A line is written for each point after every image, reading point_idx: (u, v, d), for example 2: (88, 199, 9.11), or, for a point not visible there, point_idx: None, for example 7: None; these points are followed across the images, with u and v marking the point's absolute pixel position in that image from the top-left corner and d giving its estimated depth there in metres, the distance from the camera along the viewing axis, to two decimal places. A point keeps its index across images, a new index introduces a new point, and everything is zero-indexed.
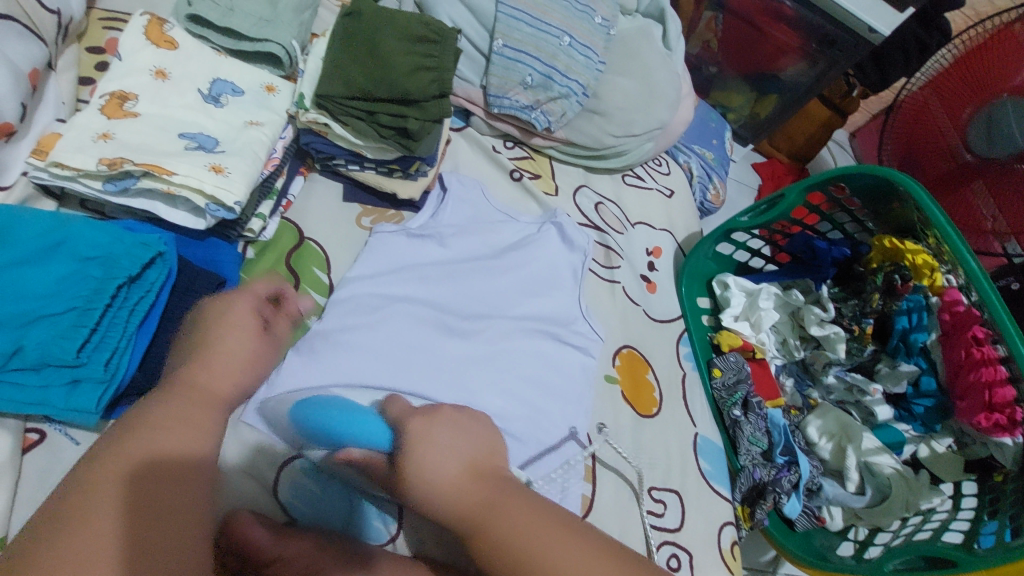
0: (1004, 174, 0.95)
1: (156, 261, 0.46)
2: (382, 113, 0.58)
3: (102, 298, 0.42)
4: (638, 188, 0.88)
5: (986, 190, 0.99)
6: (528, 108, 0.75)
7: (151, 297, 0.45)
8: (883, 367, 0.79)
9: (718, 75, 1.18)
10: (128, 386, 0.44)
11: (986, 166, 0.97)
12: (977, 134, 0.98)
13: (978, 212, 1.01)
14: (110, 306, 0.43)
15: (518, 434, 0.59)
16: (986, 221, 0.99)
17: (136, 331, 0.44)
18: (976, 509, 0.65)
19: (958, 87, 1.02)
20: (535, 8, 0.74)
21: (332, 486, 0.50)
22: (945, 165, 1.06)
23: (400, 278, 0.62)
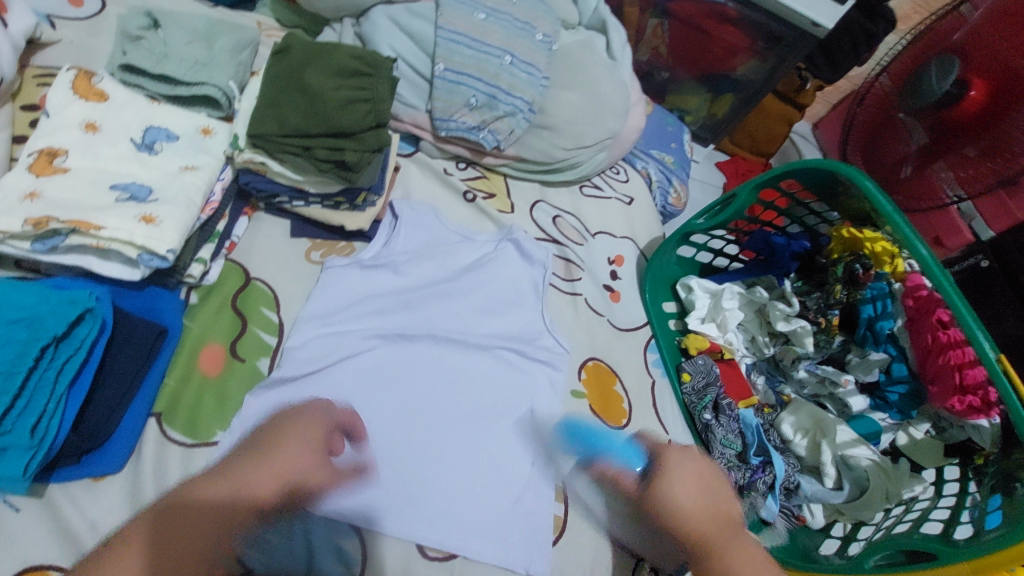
0: (952, 142, 0.94)
1: (86, 317, 0.45)
2: (318, 147, 0.57)
3: (27, 361, 0.40)
4: (596, 198, 0.88)
5: (949, 171, 0.99)
6: (476, 129, 0.75)
7: (82, 354, 0.44)
8: (853, 357, 0.79)
9: (671, 80, 1.18)
10: (61, 449, 0.43)
11: (939, 144, 0.97)
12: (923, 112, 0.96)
13: (937, 186, 1.02)
14: (36, 367, 0.41)
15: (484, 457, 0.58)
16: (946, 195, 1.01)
17: (66, 392, 0.43)
18: (956, 495, 0.64)
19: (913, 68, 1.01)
20: (474, 30, 0.75)
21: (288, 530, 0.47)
22: (904, 150, 1.05)
23: (354, 310, 0.62)
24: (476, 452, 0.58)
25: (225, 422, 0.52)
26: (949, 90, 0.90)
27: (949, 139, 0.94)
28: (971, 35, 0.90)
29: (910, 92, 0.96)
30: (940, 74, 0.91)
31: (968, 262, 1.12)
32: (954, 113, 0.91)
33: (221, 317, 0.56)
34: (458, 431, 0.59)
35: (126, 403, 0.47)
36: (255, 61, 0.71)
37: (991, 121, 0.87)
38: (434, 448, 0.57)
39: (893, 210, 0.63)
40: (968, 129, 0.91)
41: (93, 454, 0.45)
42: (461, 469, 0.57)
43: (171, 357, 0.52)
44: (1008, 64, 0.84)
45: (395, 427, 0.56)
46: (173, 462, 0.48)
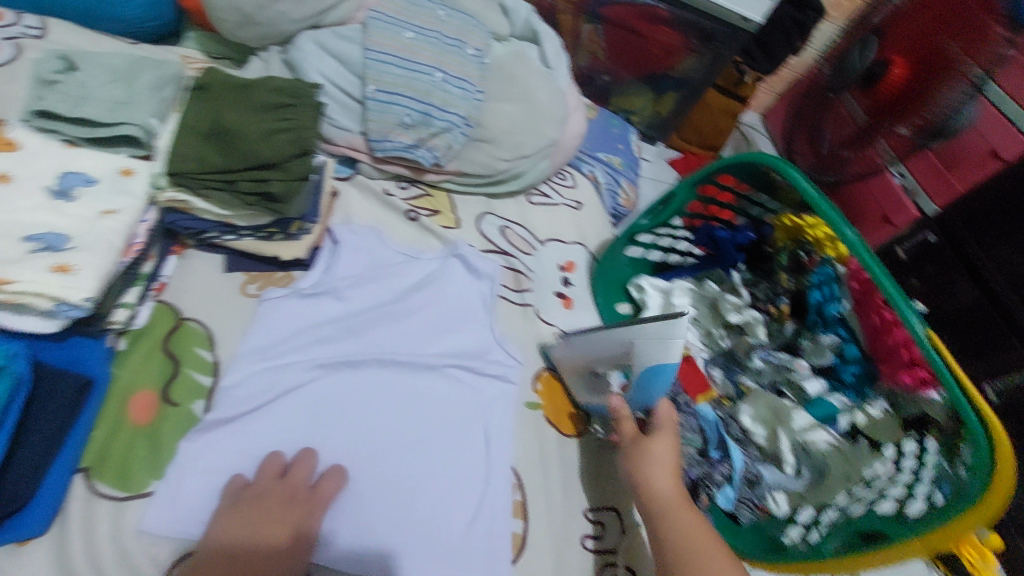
0: (888, 119, 0.94)
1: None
2: (242, 180, 0.56)
3: None
4: (544, 205, 0.89)
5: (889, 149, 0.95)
6: (413, 147, 0.75)
7: None
8: (806, 342, 0.80)
9: (613, 83, 1.19)
10: None
11: (877, 119, 0.96)
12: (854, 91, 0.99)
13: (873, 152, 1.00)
14: None
15: (439, 478, 0.57)
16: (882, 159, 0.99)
17: None
18: (912, 470, 0.62)
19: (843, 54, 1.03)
20: (403, 49, 0.74)
21: None
22: (847, 131, 1.03)
23: (295, 342, 0.61)
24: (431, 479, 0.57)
25: (161, 469, 0.50)
26: (872, 68, 0.94)
27: (880, 117, 0.95)
28: (889, 21, 0.94)
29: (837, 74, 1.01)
30: (861, 52, 0.97)
31: (917, 238, 1.13)
32: (884, 91, 0.93)
33: (151, 361, 0.55)
34: (412, 456, 0.57)
35: (49, 461, 0.45)
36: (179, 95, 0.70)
37: (920, 95, 0.89)
38: (385, 477, 0.55)
39: (817, 197, 0.64)
40: (898, 107, 0.93)
41: (14, 518, 0.43)
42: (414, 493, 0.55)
43: (98, 409, 0.50)
44: (927, 42, 0.87)
45: (344, 458, 0.55)
46: (105, 518, 0.46)
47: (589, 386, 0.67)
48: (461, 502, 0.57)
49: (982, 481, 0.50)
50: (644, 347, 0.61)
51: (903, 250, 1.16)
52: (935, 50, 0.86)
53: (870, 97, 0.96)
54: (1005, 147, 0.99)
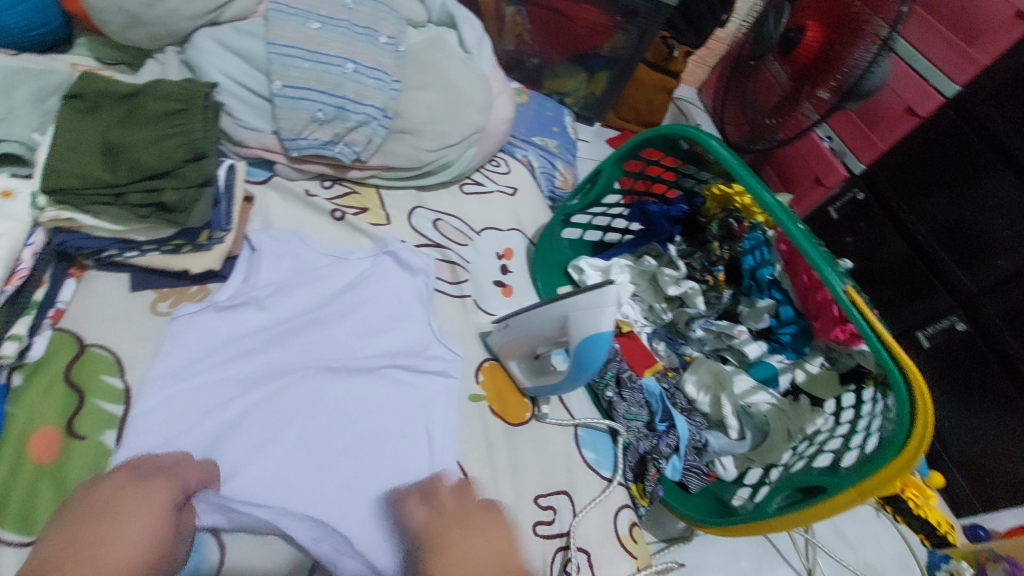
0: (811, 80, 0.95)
1: None
2: (131, 193, 0.53)
3: None
4: (477, 194, 0.87)
5: (812, 108, 0.95)
6: (330, 143, 0.72)
7: None
8: (743, 308, 0.82)
9: (543, 65, 1.18)
10: None
11: (797, 82, 0.98)
12: (777, 56, 1.02)
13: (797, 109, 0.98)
14: None
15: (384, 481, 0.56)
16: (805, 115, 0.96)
17: None
18: (850, 421, 0.65)
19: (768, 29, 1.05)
20: (309, 41, 0.70)
21: None
22: (775, 98, 1.04)
23: (216, 358, 0.57)
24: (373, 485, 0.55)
25: None
26: (789, 34, 0.98)
27: (801, 81, 0.97)
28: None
29: (757, 41, 1.06)
30: (776, 20, 1.02)
31: (847, 197, 1.17)
32: (804, 56, 0.95)
33: (52, 394, 0.50)
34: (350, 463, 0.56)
35: None
36: None
37: (833, 53, 0.90)
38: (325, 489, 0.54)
39: (735, 163, 0.63)
40: (817, 69, 0.93)
41: None
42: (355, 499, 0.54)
43: None
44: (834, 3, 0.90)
45: (278, 473, 0.53)
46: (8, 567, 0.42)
47: (533, 368, 0.68)
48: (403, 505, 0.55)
49: (905, 430, 0.52)
50: (576, 321, 0.59)
51: (835, 210, 1.20)
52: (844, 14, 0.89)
53: (792, 65, 0.98)
54: (920, 103, 1.02)
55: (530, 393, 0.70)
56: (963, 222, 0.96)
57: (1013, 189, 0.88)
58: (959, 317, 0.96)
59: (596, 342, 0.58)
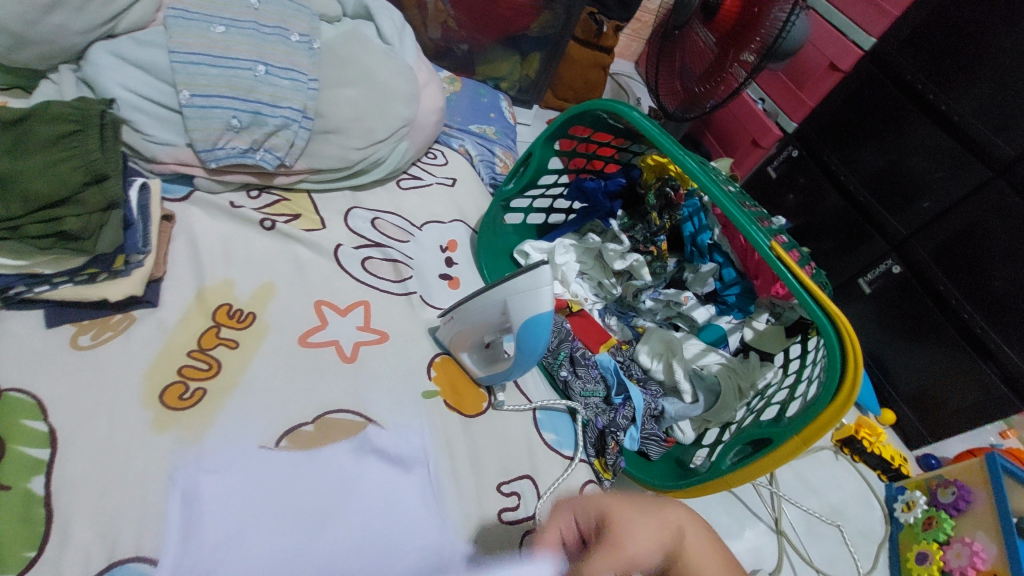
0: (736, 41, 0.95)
1: None
2: (30, 224, 0.50)
3: None
4: (416, 188, 0.86)
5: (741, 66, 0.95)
6: (250, 151, 0.69)
7: None
8: (688, 275, 0.84)
9: (473, 51, 1.17)
10: None
11: (724, 45, 0.98)
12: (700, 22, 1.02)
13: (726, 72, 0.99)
14: None
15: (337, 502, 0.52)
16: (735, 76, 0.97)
17: None
18: (796, 371, 0.67)
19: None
20: (214, 46, 0.67)
21: None
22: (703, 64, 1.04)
23: (151, 389, 0.55)
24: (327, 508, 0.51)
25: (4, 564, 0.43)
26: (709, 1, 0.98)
27: (726, 45, 0.97)
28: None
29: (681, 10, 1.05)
30: None
31: (783, 155, 1.21)
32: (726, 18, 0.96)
33: None
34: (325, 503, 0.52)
35: None
36: None
37: (754, 13, 0.91)
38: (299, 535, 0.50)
39: (659, 132, 0.63)
40: (740, 31, 0.94)
41: None
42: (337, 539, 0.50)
43: None
44: None
45: (245, 520, 0.49)
46: None
47: (486, 357, 0.69)
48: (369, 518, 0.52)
49: (838, 375, 0.54)
50: (516, 305, 0.59)
51: (773, 169, 1.23)
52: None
53: (717, 29, 0.99)
54: (841, 58, 1.05)
55: (485, 382, 0.70)
56: (890, 169, 0.99)
57: (930, 133, 0.92)
58: (894, 260, 1.00)
59: (537, 323, 0.59)
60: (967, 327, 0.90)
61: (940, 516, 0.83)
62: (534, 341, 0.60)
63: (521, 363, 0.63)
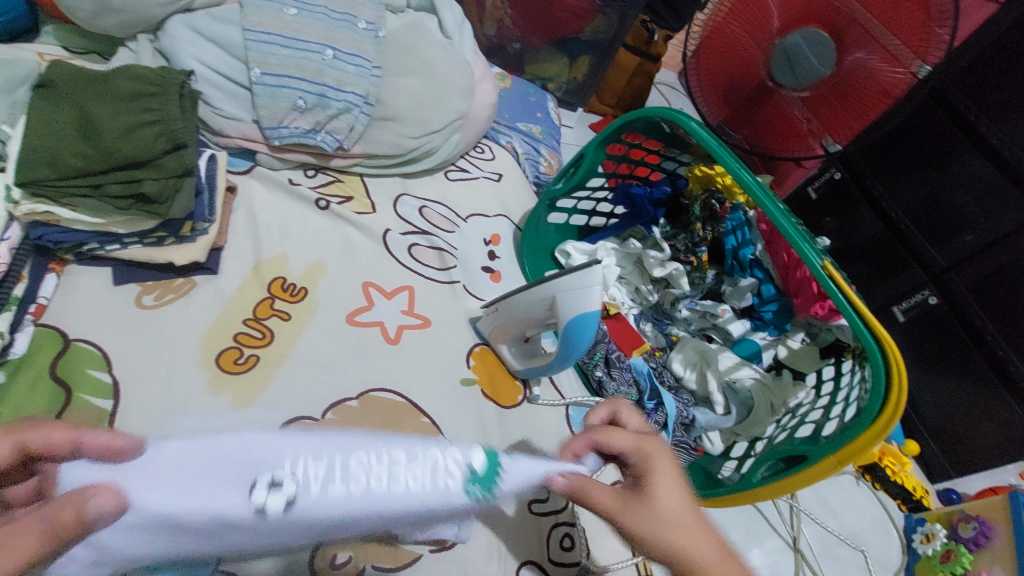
0: (817, 95, 0.93)
1: None
2: (111, 183, 0.52)
3: None
4: (463, 180, 0.87)
5: (799, 101, 0.95)
6: (312, 132, 0.71)
7: None
8: (727, 287, 0.84)
9: (525, 49, 1.18)
10: None
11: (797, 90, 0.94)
12: (775, 64, 0.93)
13: (793, 117, 0.98)
14: None
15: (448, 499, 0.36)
16: (802, 124, 0.98)
17: None
18: (830, 394, 0.68)
19: (763, 20, 0.92)
20: (286, 27, 0.69)
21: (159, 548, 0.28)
22: (747, 87, 1.01)
23: (207, 352, 0.57)
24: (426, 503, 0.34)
25: None
26: (817, 67, 0.88)
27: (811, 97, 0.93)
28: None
29: (778, 58, 0.92)
30: (812, 50, 0.87)
31: (825, 177, 1.19)
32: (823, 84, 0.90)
33: (37, 391, 0.49)
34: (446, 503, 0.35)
35: None
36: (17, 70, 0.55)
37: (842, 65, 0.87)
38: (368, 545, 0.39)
39: (716, 143, 0.63)
40: (833, 90, 0.90)
41: None
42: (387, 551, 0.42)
43: None
44: (836, 9, 0.84)
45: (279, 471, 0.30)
46: None
47: (523, 351, 0.70)
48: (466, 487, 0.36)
49: (880, 398, 0.54)
50: (564, 302, 0.60)
51: (813, 190, 1.22)
52: (856, 33, 0.83)
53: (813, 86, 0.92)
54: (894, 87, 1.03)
55: (521, 375, 0.71)
56: (934, 199, 0.98)
57: (977, 166, 0.91)
58: (931, 291, 0.98)
59: (580, 320, 0.59)
60: (1001, 364, 0.89)
61: (959, 550, 0.82)
62: (581, 331, 0.60)
63: (564, 358, 0.64)
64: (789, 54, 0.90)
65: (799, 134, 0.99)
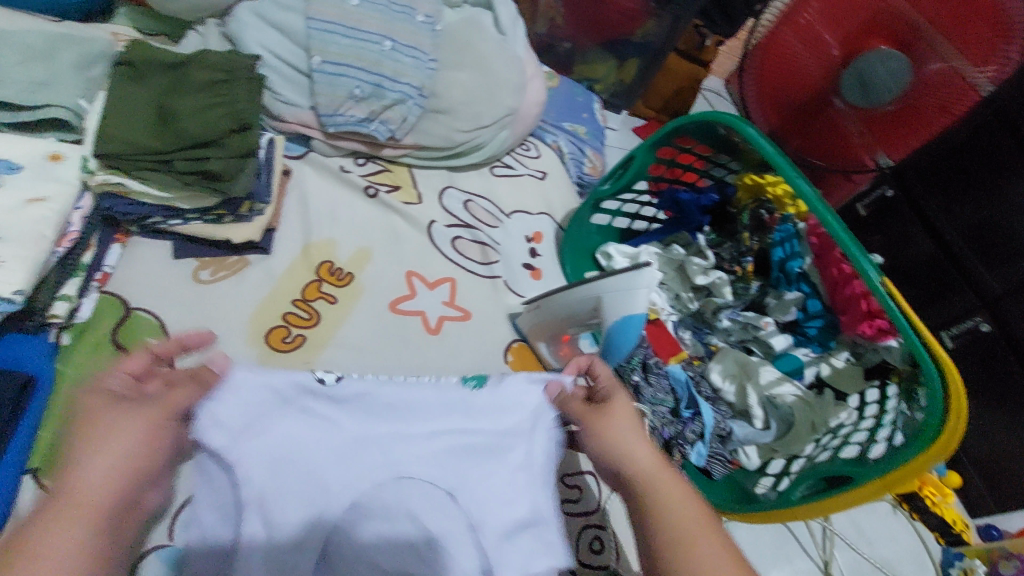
0: (882, 118, 0.89)
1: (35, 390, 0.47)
2: (178, 160, 0.54)
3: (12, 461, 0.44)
4: (508, 176, 0.87)
5: (856, 115, 0.92)
6: (366, 121, 0.72)
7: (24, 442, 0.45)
8: (771, 300, 0.82)
9: (574, 50, 1.18)
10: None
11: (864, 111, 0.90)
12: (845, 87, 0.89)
13: (846, 130, 0.95)
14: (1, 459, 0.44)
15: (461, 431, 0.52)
16: (855, 138, 0.94)
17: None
18: (875, 417, 0.66)
19: (825, 37, 0.88)
20: (347, 17, 0.70)
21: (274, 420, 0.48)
22: (803, 96, 0.97)
23: (256, 330, 0.59)
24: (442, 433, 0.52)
25: None
26: (893, 92, 0.84)
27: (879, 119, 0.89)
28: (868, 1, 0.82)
29: (851, 84, 0.87)
30: (888, 72, 0.83)
31: (876, 194, 1.13)
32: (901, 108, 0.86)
33: (101, 354, 0.52)
34: (459, 402, 0.53)
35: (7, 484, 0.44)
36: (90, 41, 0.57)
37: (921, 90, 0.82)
38: (413, 501, 0.48)
39: (776, 153, 0.62)
40: (909, 114, 0.86)
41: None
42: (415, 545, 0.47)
43: (44, 407, 0.47)
44: (915, 32, 0.79)
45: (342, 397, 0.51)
46: None
47: (560, 349, 0.70)
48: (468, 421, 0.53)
49: (935, 423, 0.52)
50: (610, 303, 0.59)
51: (863, 207, 1.17)
52: (921, 45, 0.79)
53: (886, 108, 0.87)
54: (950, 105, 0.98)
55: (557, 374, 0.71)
56: (990, 223, 0.93)
57: None
58: (983, 318, 0.94)
59: (624, 323, 0.59)
60: None
61: None
62: (627, 330, 0.59)
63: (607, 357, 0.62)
64: (859, 73, 0.85)
65: (851, 147, 0.96)
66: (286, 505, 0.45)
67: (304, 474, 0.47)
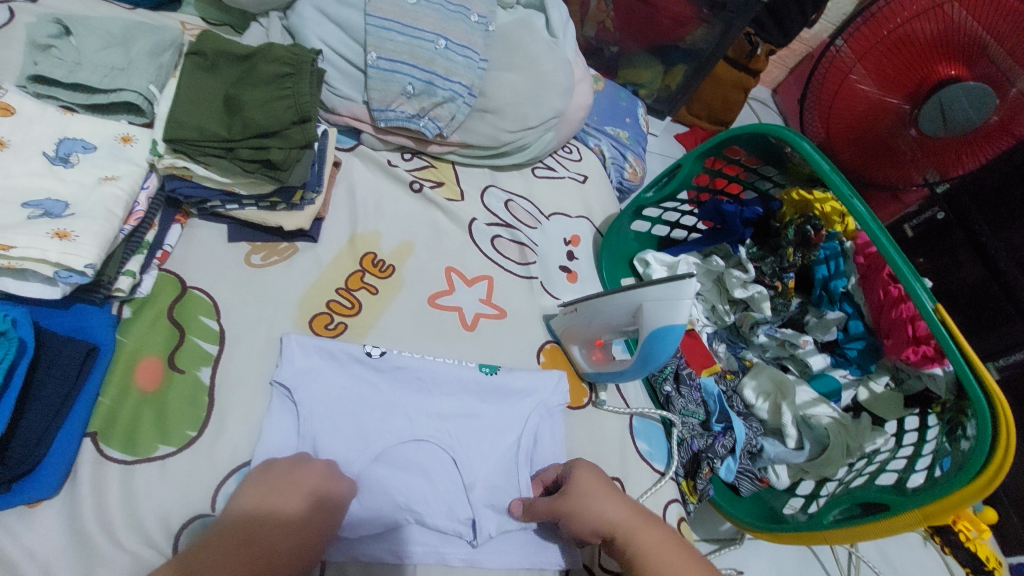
0: (939, 142, 0.86)
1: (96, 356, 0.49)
2: (241, 148, 0.56)
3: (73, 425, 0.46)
4: (549, 178, 0.88)
5: (914, 138, 0.88)
6: (416, 117, 0.73)
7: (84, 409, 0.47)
8: (811, 318, 0.81)
9: (622, 54, 1.18)
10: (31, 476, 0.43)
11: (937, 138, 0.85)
12: (922, 114, 0.83)
13: (898, 150, 0.92)
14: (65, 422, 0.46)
15: (485, 410, 0.63)
16: (904, 157, 0.92)
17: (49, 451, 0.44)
18: (914, 444, 0.65)
19: (893, 60, 0.84)
20: (404, 15, 0.72)
21: (345, 390, 0.57)
22: (856, 118, 0.93)
23: (301, 314, 0.61)
24: (474, 412, 0.62)
25: (171, 436, 0.50)
26: (973, 121, 0.79)
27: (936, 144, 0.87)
28: (938, 20, 0.77)
29: (929, 110, 0.82)
30: (970, 105, 0.78)
31: (926, 214, 1.07)
32: (971, 138, 0.83)
33: (157, 329, 0.55)
34: (474, 380, 0.63)
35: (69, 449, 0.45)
36: (163, 32, 0.60)
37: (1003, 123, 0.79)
38: (427, 459, 0.58)
39: (829, 169, 0.61)
40: (969, 138, 0.83)
41: (47, 473, 0.44)
42: (430, 492, 0.57)
43: (104, 375, 0.49)
44: (996, 65, 0.75)
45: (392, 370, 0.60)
46: (113, 482, 0.47)
47: (594, 354, 0.70)
48: (496, 400, 0.64)
49: (983, 457, 0.50)
50: (650, 312, 0.59)
51: (910, 227, 1.10)
52: (998, 77, 0.76)
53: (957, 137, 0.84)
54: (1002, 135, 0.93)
55: (589, 378, 0.71)
56: None
57: None
58: None
59: (661, 332, 0.58)
60: None
61: None
62: (664, 337, 0.58)
63: (638, 368, 0.63)
64: (936, 102, 0.80)
65: (901, 166, 0.93)
66: (339, 446, 0.54)
67: (351, 433, 0.55)
